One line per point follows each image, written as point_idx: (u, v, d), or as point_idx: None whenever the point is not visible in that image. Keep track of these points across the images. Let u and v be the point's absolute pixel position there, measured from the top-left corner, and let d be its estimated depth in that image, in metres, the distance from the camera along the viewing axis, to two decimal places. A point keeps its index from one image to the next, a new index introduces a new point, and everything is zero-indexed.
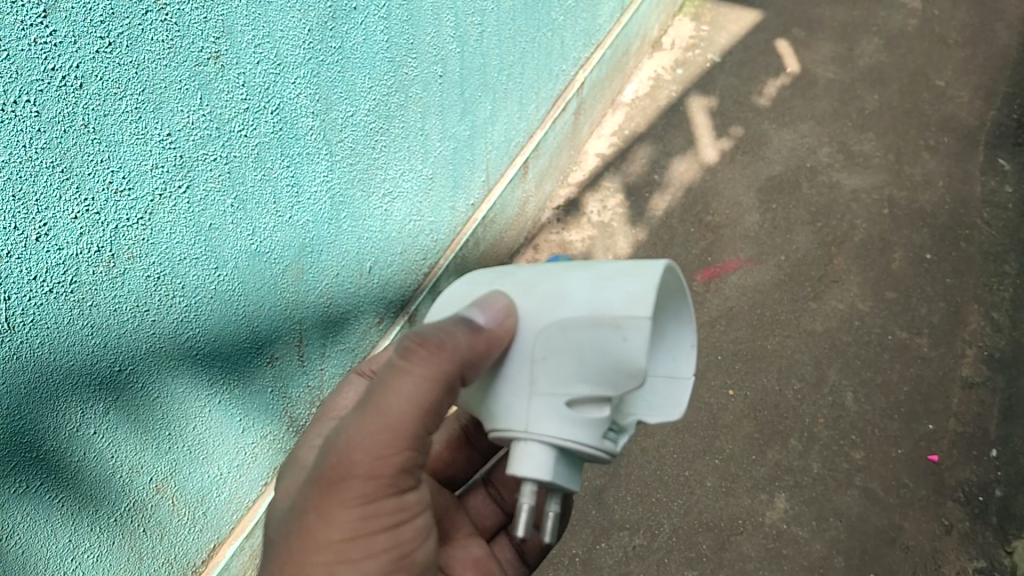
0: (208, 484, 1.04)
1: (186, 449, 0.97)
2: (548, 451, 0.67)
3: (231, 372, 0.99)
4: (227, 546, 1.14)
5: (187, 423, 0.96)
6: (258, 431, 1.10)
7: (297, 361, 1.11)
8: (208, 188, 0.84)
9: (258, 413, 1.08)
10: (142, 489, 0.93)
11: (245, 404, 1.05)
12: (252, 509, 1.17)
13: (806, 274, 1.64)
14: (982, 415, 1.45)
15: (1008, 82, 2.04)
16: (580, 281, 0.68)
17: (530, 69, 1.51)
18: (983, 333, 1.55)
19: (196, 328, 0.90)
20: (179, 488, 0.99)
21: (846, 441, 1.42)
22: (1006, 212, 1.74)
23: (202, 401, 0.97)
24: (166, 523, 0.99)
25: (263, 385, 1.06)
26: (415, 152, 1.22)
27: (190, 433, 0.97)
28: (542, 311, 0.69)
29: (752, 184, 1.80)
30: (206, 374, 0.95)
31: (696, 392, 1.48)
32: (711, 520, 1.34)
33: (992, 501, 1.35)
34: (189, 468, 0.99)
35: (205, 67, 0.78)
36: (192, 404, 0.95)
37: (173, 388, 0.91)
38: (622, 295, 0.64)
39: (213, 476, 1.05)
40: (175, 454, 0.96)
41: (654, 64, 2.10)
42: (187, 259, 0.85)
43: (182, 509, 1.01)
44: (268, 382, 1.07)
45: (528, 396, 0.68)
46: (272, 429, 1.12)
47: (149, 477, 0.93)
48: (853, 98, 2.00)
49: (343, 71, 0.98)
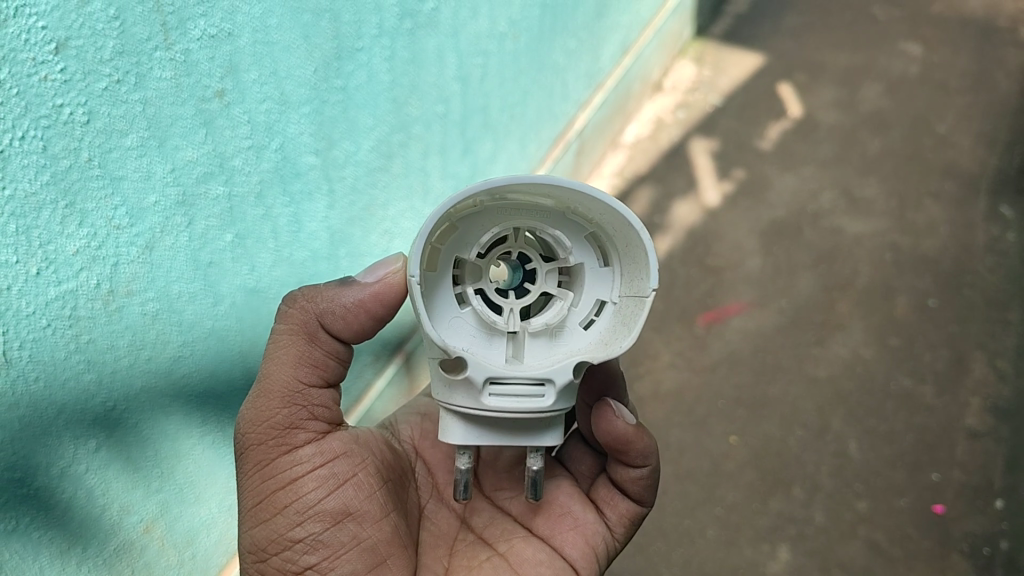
0: (198, 525, 1.02)
1: (177, 488, 0.95)
2: (455, 424, 0.75)
3: (224, 410, 0.97)
4: None
5: (178, 461, 0.93)
6: None
7: None
8: (209, 225, 0.82)
9: None
10: (130, 529, 0.90)
11: None
12: None
13: (809, 319, 1.62)
14: (986, 465, 1.42)
15: (1009, 130, 2.05)
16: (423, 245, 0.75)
17: (531, 110, 1.50)
18: (987, 381, 1.53)
19: (189, 365, 0.88)
20: (168, 528, 0.96)
21: (850, 491, 1.40)
22: (1009, 258, 1.73)
23: (194, 438, 0.95)
24: (155, 564, 0.97)
25: None
26: (416, 191, 1.21)
27: (182, 471, 0.95)
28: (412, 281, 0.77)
29: (754, 227, 1.79)
30: (199, 413, 0.93)
31: (698, 439, 1.45)
32: (713, 570, 1.33)
33: (998, 553, 1.33)
34: (179, 508, 0.97)
35: (209, 104, 0.77)
36: (184, 441, 0.93)
37: (166, 425, 0.89)
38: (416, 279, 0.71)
39: (204, 517, 1.02)
40: (165, 494, 0.93)
41: (656, 106, 2.11)
42: (184, 295, 0.83)
43: (171, 551, 0.98)
44: None
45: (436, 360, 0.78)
46: None
47: (139, 517, 0.90)
48: (855, 142, 2.00)
49: (346, 110, 0.98)
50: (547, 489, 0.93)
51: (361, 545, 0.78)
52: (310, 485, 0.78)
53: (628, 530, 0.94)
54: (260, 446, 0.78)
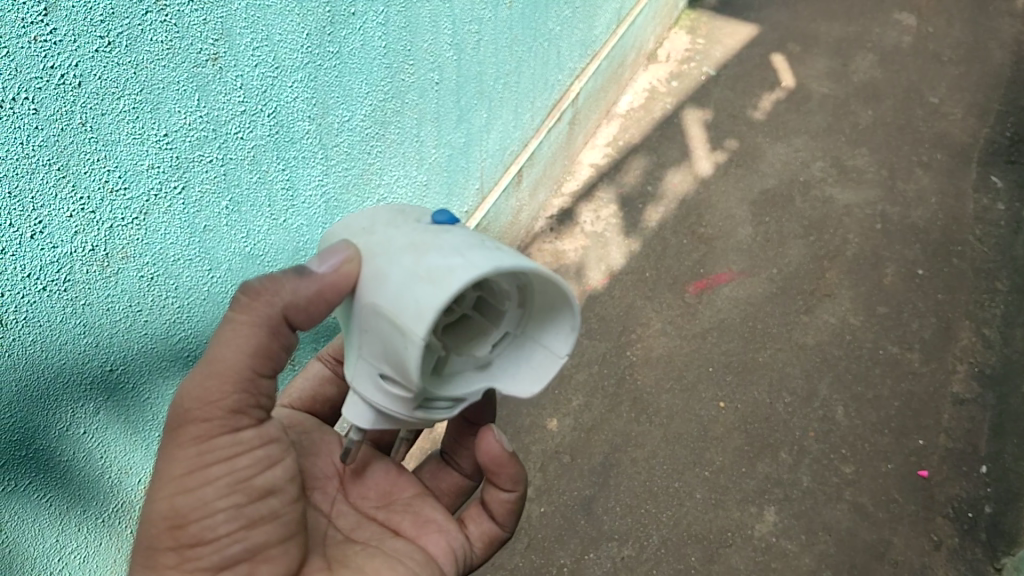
0: None
1: None
2: (367, 408, 0.66)
3: None
4: None
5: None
6: None
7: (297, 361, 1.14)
8: (204, 190, 0.83)
9: None
10: (130, 490, 0.94)
11: None
12: None
13: (798, 287, 1.64)
14: (972, 431, 1.44)
15: (1002, 101, 2.05)
16: (404, 249, 0.60)
17: (525, 78, 1.51)
18: (974, 349, 1.54)
19: (188, 331, 0.90)
20: None
21: (836, 455, 1.41)
22: (998, 228, 1.74)
23: None
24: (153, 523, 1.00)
25: None
26: (410, 158, 1.22)
27: None
28: (372, 281, 0.61)
29: (746, 197, 1.81)
30: None
31: (687, 404, 1.47)
32: (700, 532, 1.33)
33: (982, 517, 1.34)
34: None
35: (202, 68, 0.77)
36: None
37: (165, 389, 0.91)
38: (413, 304, 0.55)
39: None
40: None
41: (649, 76, 2.11)
42: (181, 260, 0.84)
43: None
44: None
45: (362, 359, 0.64)
46: None
47: (138, 479, 0.94)
48: (847, 113, 2.01)
49: (340, 76, 0.98)
50: (413, 503, 0.83)
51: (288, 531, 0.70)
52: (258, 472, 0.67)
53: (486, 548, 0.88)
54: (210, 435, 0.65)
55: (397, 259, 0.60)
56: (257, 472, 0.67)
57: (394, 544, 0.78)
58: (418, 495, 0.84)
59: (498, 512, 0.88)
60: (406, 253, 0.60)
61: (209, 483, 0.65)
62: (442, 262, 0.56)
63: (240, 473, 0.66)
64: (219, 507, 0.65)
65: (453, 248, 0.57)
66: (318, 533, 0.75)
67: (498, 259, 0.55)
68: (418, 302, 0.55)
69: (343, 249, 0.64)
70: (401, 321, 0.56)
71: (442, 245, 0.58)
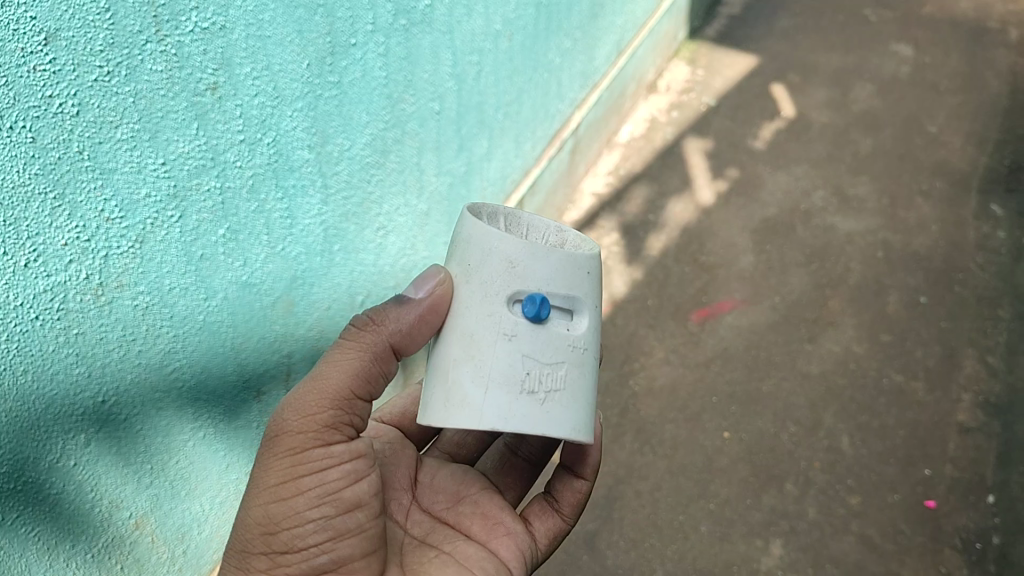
0: (190, 521, 1.01)
1: (168, 484, 0.94)
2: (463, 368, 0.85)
3: (216, 406, 0.96)
4: None
5: (170, 457, 0.93)
6: (240, 469, 1.06)
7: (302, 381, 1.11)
8: (202, 218, 0.82)
9: (242, 450, 1.04)
10: (121, 524, 0.90)
11: (229, 440, 1.01)
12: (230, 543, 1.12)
13: (801, 316, 1.63)
14: (978, 460, 1.42)
15: (999, 130, 2.06)
16: (465, 334, 0.73)
17: (526, 107, 1.51)
18: (979, 377, 1.53)
19: (183, 362, 0.87)
20: (159, 523, 0.95)
21: (842, 486, 1.40)
22: (1000, 256, 1.74)
23: (188, 434, 0.94)
24: (145, 560, 0.97)
25: (248, 422, 1.02)
26: (410, 187, 1.21)
27: (174, 467, 0.94)
28: (441, 329, 0.76)
29: (747, 225, 1.81)
30: (192, 409, 0.92)
31: (692, 434, 1.46)
32: (705, 566, 1.31)
33: (990, 548, 1.32)
34: (170, 504, 0.96)
35: (203, 98, 0.77)
36: (179, 437, 0.92)
37: (157, 421, 0.88)
38: (439, 398, 0.74)
39: (194, 513, 1.01)
40: (157, 490, 0.93)
41: (650, 106, 2.12)
42: (178, 290, 0.82)
43: (163, 547, 0.98)
44: (253, 418, 1.03)
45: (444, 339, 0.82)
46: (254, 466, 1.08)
47: (129, 512, 0.90)
48: (847, 142, 2.02)
49: (340, 106, 0.98)
50: (479, 500, 0.89)
51: (365, 533, 0.75)
52: (336, 477, 0.73)
53: (548, 546, 0.93)
54: (303, 454, 0.72)
55: (455, 336, 0.74)
56: (347, 486, 0.74)
57: (466, 550, 0.83)
58: (486, 493, 0.90)
59: (564, 504, 0.95)
60: (462, 339, 0.73)
61: (298, 496, 0.72)
62: (467, 390, 0.71)
63: (329, 486, 0.72)
64: (309, 517, 0.71)
65: (484, 376, 0.71)
66: (396, 541, 0.82)
67: (501, 420, 0.70)
68: (438, 407, 0.73)
69: (437, 281, 0.75)
70: (436, 397, 0.74)
71: (485, 360, 0.71)
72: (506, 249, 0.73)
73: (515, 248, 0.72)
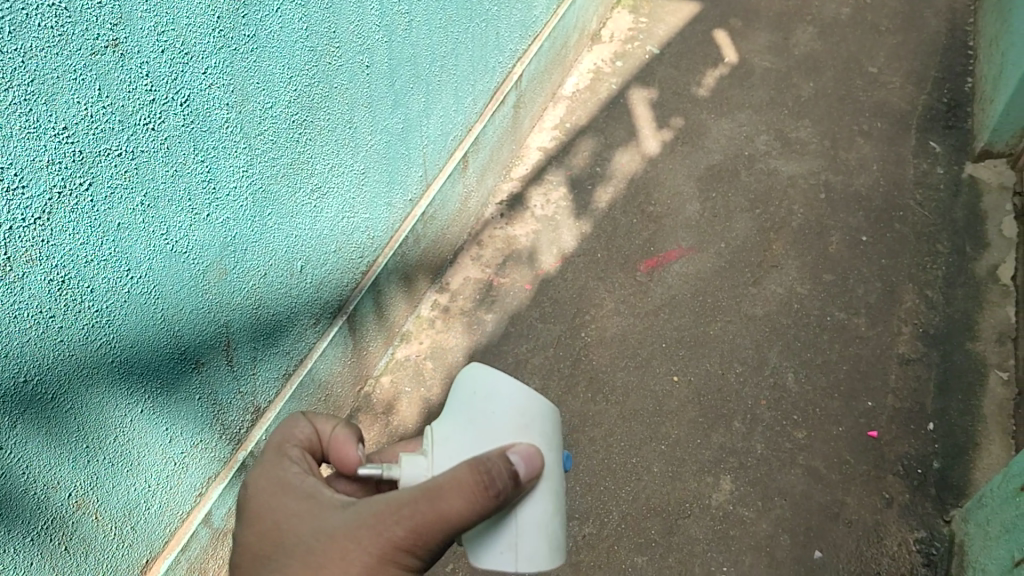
0: (136, 497, 0.99)
1: (107, 462, 0.93)
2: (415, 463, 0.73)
3: (151, 378, 0.96)
4: (162, 560, 1.07)
5: (106, 434, 0.92)
6: (185, 441, 1.06)
7: (246, 350, 1.13)
8: (114, 186, 0.82)
9: (185, 420, 1.04)
10: (60, 505, 0.88)
11: (169, 412, 1.01)
12: (187, 520, 1.11)
13: (746, 260, 1.67)
14: (918, 390, 1.48)
15: (937, 68, 2.09)
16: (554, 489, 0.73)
17: (463, 60, 1.51)
18: (918, 311, 1.59)
19: (111, 335, 0.88)
20: (102, 502, 0.94)
21: (788, 421, 1.45)
22: (938, 192, 1.79)
23: (123, 410, 0.93)
24: (93, 540, 0.94)
25: (188, 392, 1.03)
26: (345, 144, 1.21)
27: (112, 444, 0.93)
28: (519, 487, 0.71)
29: (692, 173, 1.84)
30: (125, 383, 0.92)
31: (642, 380, 1.50)
32: (659, 505, 1.35)
33: (930, 472, 1.38)
34: (111, 481, 0.94)
35: (103, 55, 0.76)
36: (114, 414, 0.92)
37: (88, 399, 0.87)
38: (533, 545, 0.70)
39: (140, 489, 1.00)
40: (94, 466, 0.91)
41: (594, 57, 2.13)
42: (93, 261, 0.82)
43: (108, 525, 0.96)
44: (194, 388, 1.04)
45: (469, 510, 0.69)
46: (199, 437, 1.08)
47: (68, 492, 0.88)
48: (789, 86, 2.04)
49: (258, 61, 0.98)
50: None
51: None
52: None
53: None
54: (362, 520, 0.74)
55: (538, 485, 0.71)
56: None
57: None
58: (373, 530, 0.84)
59: None
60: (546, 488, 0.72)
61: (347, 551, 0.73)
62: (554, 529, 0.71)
63: None
64: None
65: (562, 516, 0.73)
66: None
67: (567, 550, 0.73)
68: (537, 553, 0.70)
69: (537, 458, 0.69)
70: (520, 541, 0.70)
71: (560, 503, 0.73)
72: (483, 385, 0.74)
73: (511, 398, 0.73)
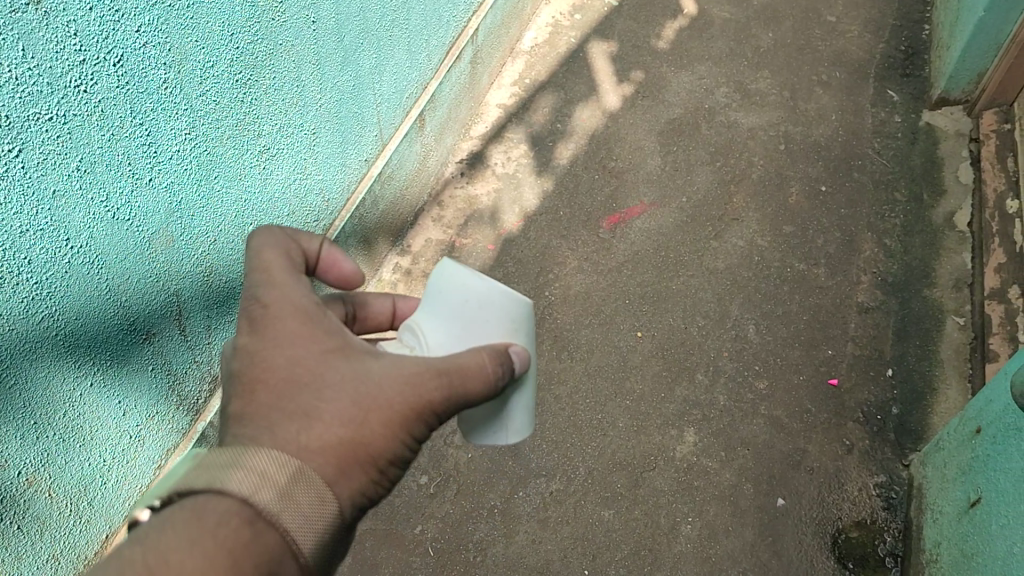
0: (91, 473, 0.98)
1: (58, 438, 0.92)
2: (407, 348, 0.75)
3: (100, 351, 0.94)
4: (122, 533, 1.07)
5: (56, 411, 0.90)
6: (140, 414, 1.04)
7: (200, 319, 1.11)
8: (47, 152, 0.79)
9: (139, 393, 1.03)
10: (9, 483, 0.87)
11: (122, 385, 0.99)
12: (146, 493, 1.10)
13: (707, 214, 1.68)
14: (877, 337, 1.50)
15: (896, 15, 2.09)
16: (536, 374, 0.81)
17: (414, 15, 1.48)
18: (876, 259, 1.61)
19: (55, 307, 0.86)
20: (55, 479, 0.93)
21: (750, 372, 1.46)
22: (896, 140, 1.80)
23: (72, 385, 0.91)
24: (46, 518, 0.93)
25: (141, 364, 1.01)
26: (292, 103, 1.18)
27: (62, 420, 0.91)
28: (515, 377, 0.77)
29: (653, 127, 1.83)
30: (73, 357, 0.90)
31: (606, 336, 1.51)
32: (625, 458, 1.37)
33: (889, 418, 1.41)
34: (64, 458, 0.93)
35: (24, 13, 0.73)
36: (62, 390, 0.90)
37: (33, 373, 0.86)
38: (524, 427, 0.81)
39: (95, 464, 0.99)
40: (44, 443, 0.90)
41: (552, 11, 2.09)
42: (29, 231, 0.80)
43: (63, 502, 0.95)
44: (147, 359, 1.02)
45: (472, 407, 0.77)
46: (155, 409, 1.07)
47: (18, 470, 0.87)
48: (748, 37, 2.03)
49: (195, 19, 0.95)
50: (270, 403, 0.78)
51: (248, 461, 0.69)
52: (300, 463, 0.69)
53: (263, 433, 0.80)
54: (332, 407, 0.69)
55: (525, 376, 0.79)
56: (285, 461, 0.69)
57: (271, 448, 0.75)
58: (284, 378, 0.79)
59: None
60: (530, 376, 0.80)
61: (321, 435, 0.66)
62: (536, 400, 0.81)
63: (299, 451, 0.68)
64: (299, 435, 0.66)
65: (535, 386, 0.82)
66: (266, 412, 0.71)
67: None
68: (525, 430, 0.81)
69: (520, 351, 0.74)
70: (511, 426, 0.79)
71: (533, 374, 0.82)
72: (472, 291, 0.73)
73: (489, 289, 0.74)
